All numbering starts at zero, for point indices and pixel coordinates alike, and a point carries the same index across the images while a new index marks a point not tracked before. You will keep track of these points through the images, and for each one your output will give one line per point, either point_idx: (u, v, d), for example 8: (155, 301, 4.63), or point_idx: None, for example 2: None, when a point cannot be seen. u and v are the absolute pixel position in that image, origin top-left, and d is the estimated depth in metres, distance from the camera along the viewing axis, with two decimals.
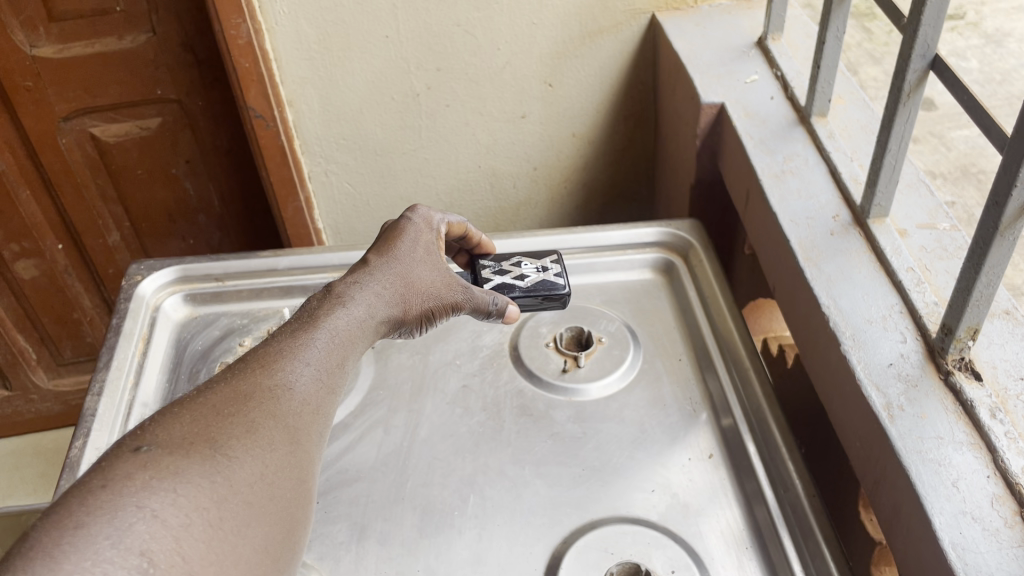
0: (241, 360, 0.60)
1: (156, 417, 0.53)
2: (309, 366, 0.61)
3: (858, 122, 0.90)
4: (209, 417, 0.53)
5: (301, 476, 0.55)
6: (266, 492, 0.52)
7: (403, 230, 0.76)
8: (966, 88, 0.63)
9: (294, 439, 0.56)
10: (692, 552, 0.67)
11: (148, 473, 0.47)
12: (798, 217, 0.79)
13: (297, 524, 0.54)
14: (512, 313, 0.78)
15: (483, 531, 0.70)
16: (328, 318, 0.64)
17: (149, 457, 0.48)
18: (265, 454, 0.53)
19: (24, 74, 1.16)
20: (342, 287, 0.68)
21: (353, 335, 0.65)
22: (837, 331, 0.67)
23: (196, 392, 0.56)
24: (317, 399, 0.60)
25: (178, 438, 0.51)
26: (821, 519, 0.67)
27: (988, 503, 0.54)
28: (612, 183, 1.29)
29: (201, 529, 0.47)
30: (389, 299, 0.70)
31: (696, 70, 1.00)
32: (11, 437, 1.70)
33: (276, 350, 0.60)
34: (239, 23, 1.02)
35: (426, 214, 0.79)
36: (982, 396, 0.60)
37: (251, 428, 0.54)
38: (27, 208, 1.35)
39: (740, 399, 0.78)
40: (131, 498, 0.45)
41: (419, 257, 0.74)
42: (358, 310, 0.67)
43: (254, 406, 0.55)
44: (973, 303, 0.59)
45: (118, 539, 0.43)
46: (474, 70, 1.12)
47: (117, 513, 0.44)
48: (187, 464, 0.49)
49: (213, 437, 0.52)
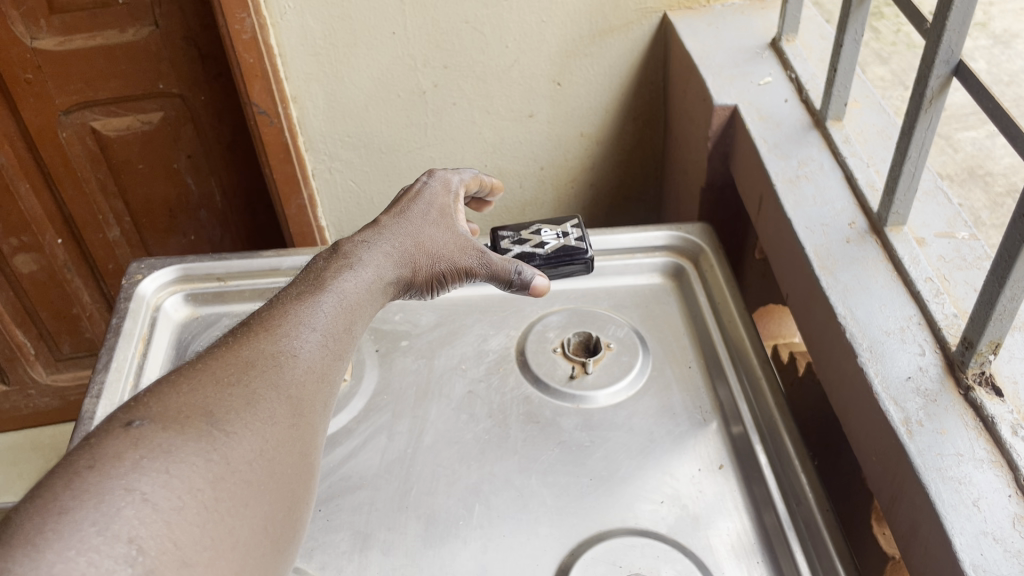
0: (245, 325, 0.59)
1: (150, 390, 0.51)
2: (315, 332, 0.59)
3: (874, 127, 0.89)
4: (208, 387, 0.52)
5: (303, 450, 0.54)
6: (265, 470, 0.50)
7: (417, 194, 0.75)
8: (991, 95, 0.61)
9: (296, 411, 0.55)
10: (701, 567, 0.66)
11: (138, 452, 0.45)
12: (812, 223, 0.77)
13: (298, 502, 0.53)
14: (537, 287, 0.72)
15: (488, 542, 0.68)
16: (336, 281, 0.63)
17: (141, 433, 0.46)
18: (264, 428, 0.52)
19: (24, 67, 1.14)
20: (349, 247, 0.68)
21: (360, 298, 0.64)
22: (854, 343, 0.66)
23: (195, 361, 0.54)
24: (323, 367, 0.58)
25: (173, 413, 0.49)
26: (835, 534, 0.65)
27: (1010, 523, 0.53)
28: (619, 186, 1.28)
29: (195, 512, 0.45)
30: (397, 259, 0.69)
31: (709, 71, 0.98)
32: (9, 432, 1.69)
33: (281, 315, 0.59)
34: (244, 17, 1.00)
35: (444, 178, 0.78)
36: (1003, 413, 0.58)
37: (250, 400, 0.52)
38: (26, 201, 1.33)
39: (751, 407, 0.77)
40: (119, 480, 0.43)
41: (431, 219, 0.73)
42: (365, 272, 0.66)
43: (255, 375, 0.54)
44: (995, 318, 0.57)
45: (105, 526, 0.41)
46: (482, 68, 1.11)
47: (104, 497, 0.42)
48: (181, 441, 0.47)
49: (209, 411, 0.50)
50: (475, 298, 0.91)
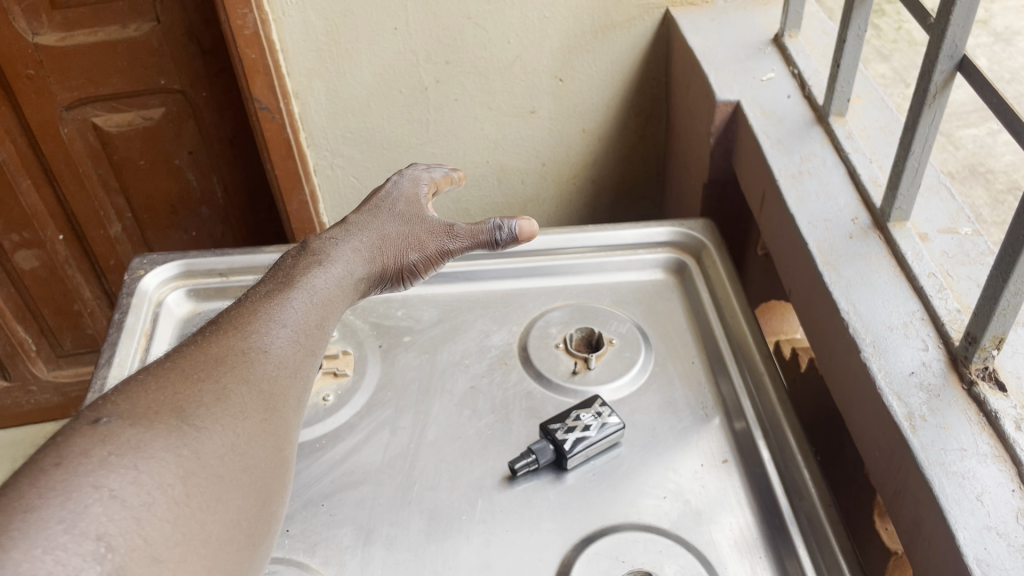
0: (214, 322, 0.59)
1: (118, 388, 0.50)
2: (287, 328, 0.60)
3: (877, 123, 0.89)
4: (177, 383, 0.51)
5: (276, 444, 0.54)
6: (238, 463, 0.50)
7: (385, 192, 0.77)
8: (995, 90, 0.61)
9: (268, 405, 0.54)
10: (704, 561, 0.66)
11: (106, 448, 0.45)
12: (815, 219, 0.77)
13: (273, 496, 0.52)
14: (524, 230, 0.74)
15: (491, 537, 0.68)
16: (306, 278, 0.64)
17: (108, 429, 0.46)
18: (236, 423, 0.51)
19: (25, 63, 1.14)
20: (317, 246, 0.69)
21: (330, 293, 0.65)
22: (857, 338, 0.66)
23: (163, 359, 0.54)
24: (294, 362, 0.59)
25: (142, 408, 0.48)
26: (838, 530, 0.65)
27: (1013, 518, 0.53)
28: (622, 182, 1.27)
29: (165, 509, 0.44)
30: (366, 254, 0.70)
31: (711, 67, 0.98)
32: (11, 428, 1.69)
33: (251, 312, 0.60)
34: (245, 13, 1.00)
35: (413, 175, 0.80)
36: (1007, 408, 0.58)
37: (221, 395, 0.52)
38: (27, 197, 1.33)
39: (754, 403, 0.77)
40: (86, 477, 0.43)
41: (398, 212, 0.75)
42: (335, 269, 0.67)
43: (225, 370, 0.54)
44: (999, 313, 0.57)
45: (72, 524, 0.40)
46: (484, 64, 1.11)
47: (71, 494, 0.42)
48: (149, 437, 0.46)
49: (179, 406, 0.50)
50: (477, 294, 0.91)
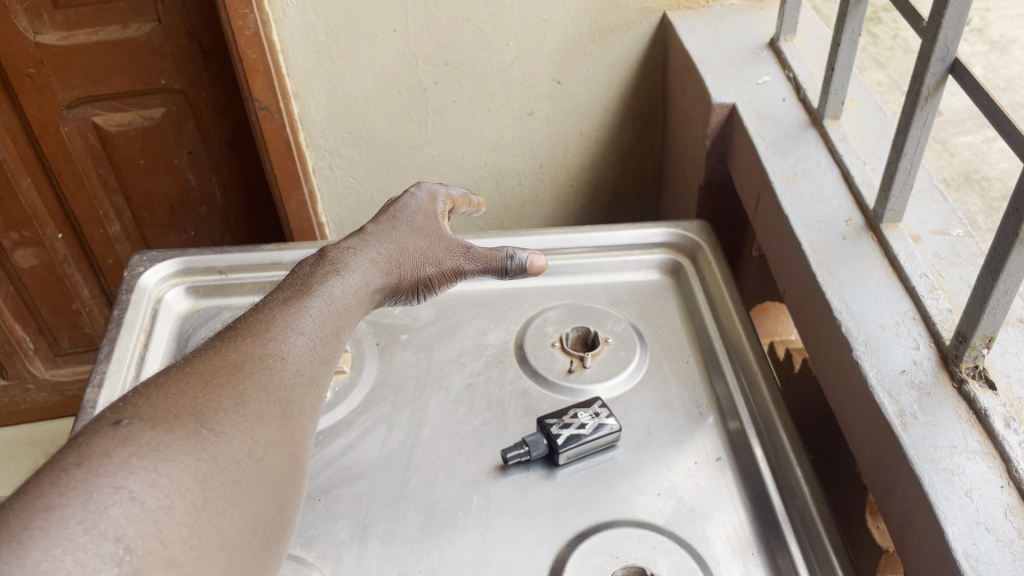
0: (232, 327, 0.59)
1: (139, 390, 0.51)
2: (304, 335, 0.60)
3: (871, 126, 0.90)
4: (197, 387, 0.52)
5: (292, 451, 0.54)
6: (255, 469, 0.50)
7: (404, 204, 0.77)
8: (986, 93, 0.62)
9: (284, 412, 0.55)
10: (697, 558, 0.66)
11: (127, 450, 0.45)
12: (809, 220, 0.78)
13: (289, 501, 0.53)
14: (535, 264, 0.75)
15: (486, 533, 0.69)
16: (323, 286, 0.65)
17: (129, 431, 0.46)
18: (254, 428, 0.52)
19: (27, 61, 1.15)
20: (336, 253, 0.69)
21: (348, 302, 0.66)
22: (850, 337, 0.66)
23: (183, 362, 0.55)
24: (311, 369, 0.59)
25: (162, 411, 0.49)
26: (830, 526, 0.66)
27: (1001, 515, 0.53)
28: (618, 184, 1.28)
29: (183, 511, 0.44)
30: (383, 265, 0.71)
31: (707, 70, 0.99)
32: (7, 427, 1.69)
33: (269, 319, 0.60)
34: (246, 13, 1.01)
35: (431, 188, 0.80)
36: (996, 406, 0.59)
37: (240, 401, 0.53)
38: (27, 196, 1.34)
39: (747, 401, 0.77)
40: (107, 478, 0.43)
41: (416, 225, 0.75)
42: (352, 278, 0.67)
43: (244, 376, 0.54)
44: (988, 312, 0.58)
45: (92, 524, 0.41)
46: (482, 66, 1.12)
47: (92, 495, 0.42)
48: (170, 439, 0.47)
49: (198, 410, 0.50)
50: (474, 292, 0.92)
